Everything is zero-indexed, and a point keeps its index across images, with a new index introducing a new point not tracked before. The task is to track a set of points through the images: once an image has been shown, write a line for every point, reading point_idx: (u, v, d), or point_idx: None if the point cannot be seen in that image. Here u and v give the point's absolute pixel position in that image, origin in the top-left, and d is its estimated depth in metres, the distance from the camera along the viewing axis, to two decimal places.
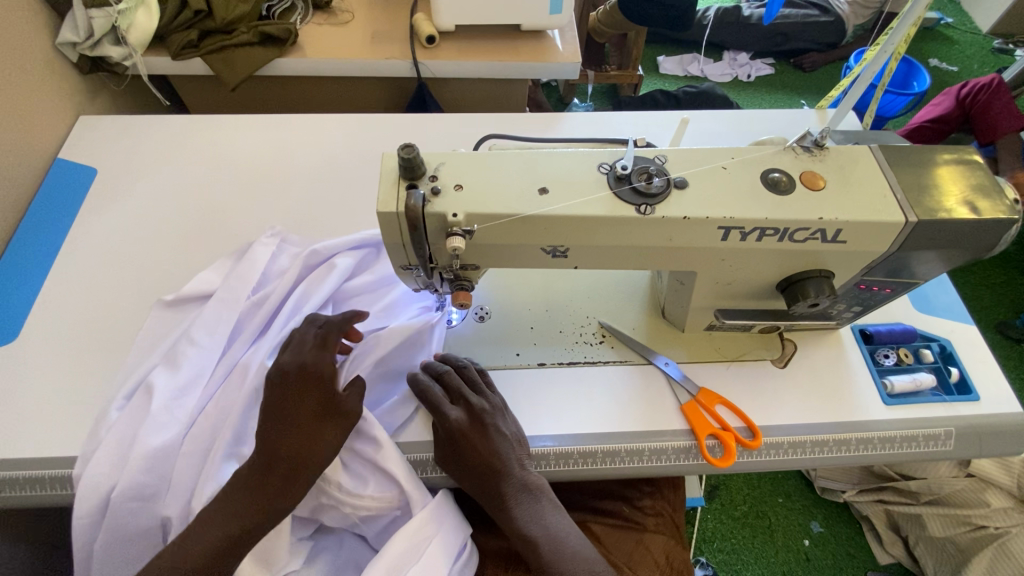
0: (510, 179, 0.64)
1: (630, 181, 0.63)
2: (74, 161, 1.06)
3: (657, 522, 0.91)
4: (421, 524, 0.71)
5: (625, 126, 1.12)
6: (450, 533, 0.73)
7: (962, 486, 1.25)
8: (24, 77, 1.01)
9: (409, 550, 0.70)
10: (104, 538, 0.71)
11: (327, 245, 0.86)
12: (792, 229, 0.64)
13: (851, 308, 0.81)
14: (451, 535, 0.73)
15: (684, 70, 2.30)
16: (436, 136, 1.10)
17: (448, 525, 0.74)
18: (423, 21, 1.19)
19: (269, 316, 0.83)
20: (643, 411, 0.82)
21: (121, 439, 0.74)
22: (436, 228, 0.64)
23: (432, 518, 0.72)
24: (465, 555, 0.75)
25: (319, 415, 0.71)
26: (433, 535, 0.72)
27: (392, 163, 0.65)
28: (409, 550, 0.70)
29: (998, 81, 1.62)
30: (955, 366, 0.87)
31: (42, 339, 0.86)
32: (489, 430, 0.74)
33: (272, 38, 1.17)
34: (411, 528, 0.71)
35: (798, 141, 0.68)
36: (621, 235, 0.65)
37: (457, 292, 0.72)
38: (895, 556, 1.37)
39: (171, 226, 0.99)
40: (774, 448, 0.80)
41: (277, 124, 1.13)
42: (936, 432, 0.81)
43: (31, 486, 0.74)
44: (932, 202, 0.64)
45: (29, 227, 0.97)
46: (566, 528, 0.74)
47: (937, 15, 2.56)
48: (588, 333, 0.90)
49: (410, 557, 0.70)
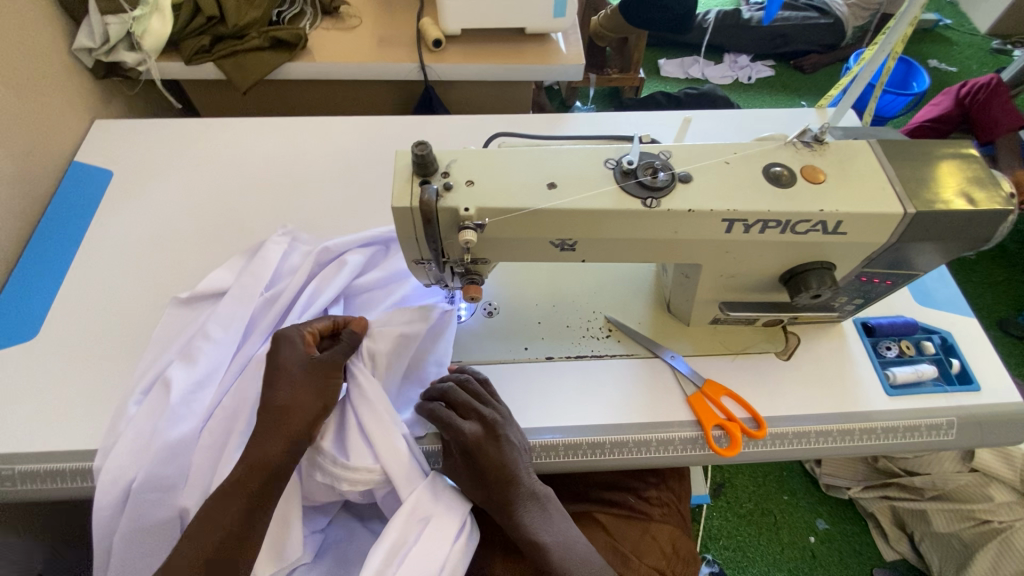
0: (518, 174, 0.66)
1: (636, 176, 0.65)
2: (90, 164, 1.09)
3: (663, 512, 0.93)
4: (409, 510, 0.72)
5: (628, 126, 1.14)
6: (448, 510, 0.74)
7: (966, 481, 1.26)
8: (42, 81, 1.04)
9: (407, 531, 0.71)
10: (125, 529, 0.73)
11: (338, 243, 0.88)
12: (793, 222, 0.66)
13: (853, 300, 0.82)
14: (449, 511, 0.74)
15: (685, 73, 2.33)
16: (444, 137, 1.13)
17: (444, 501, 0.74)
18: (430, 26, 1.22)
19: (282, 312, 0.85)
20: (649, 403, 0.84)
21: (139, 433, 0.75)
22: (448, 222, 0.66)
23: (425, 497, 0.73)
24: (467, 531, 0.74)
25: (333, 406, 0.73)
26: (425, 518, 0.72)
27: (405, 160, 0.67)
28: (406, 532, 0.71)
29: (996, 80, 1.63)
30: (955, 357, 0.88)
31: (61, 336, 0.88)
32: (503, 444, 0.75)
33: (282, 43, 1.19)
34: (405, 508, 0.72)
35: (798, 137, 0.70)
36: (627, 228, 0.67)
37: (468, 286, 0.74)
38: (901, 552, 1.38)
39: (185, 226, 1.01)
40: (780, 438, 0.81)
41: (288, 126, 1.16)
42: (939, 422, 0.83)
43: (53, 478, 0.76)
44: (930, 195, 0.66)
45: (47, 228, 1.00)
46: (572, 534, 0.77)
47: (936, 16, 2.58)
48: (594, 327, 0.91)
49: (408, 538, 0.71)
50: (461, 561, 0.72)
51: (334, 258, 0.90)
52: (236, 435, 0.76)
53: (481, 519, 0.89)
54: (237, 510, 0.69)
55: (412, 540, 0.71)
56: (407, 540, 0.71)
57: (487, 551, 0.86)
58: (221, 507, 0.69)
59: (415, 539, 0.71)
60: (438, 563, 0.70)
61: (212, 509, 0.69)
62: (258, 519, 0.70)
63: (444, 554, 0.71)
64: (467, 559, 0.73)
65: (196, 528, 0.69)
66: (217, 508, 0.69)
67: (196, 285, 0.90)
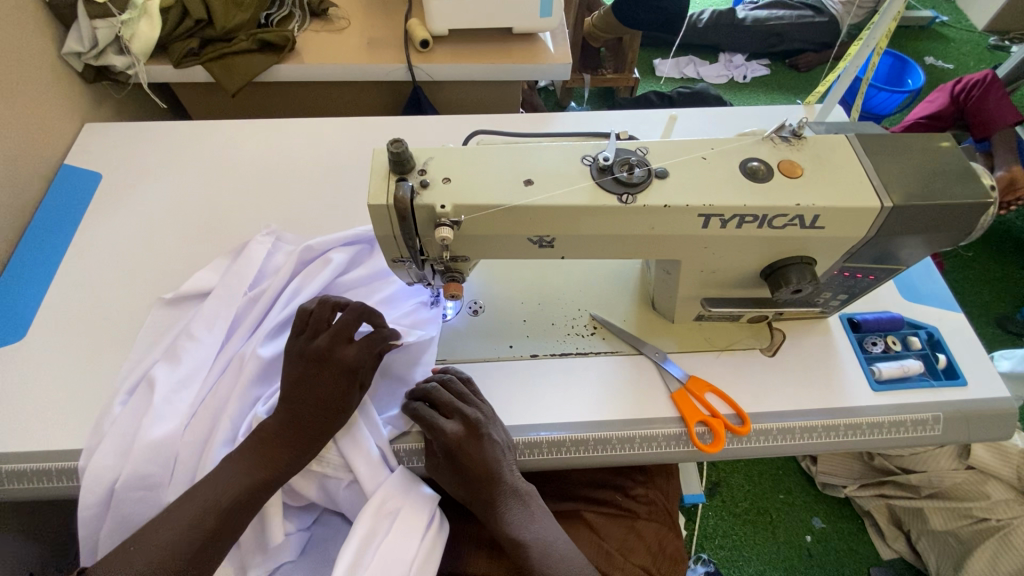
0: (495, 171, 0.67)
1: (612, 172, 0.66)
2: (80, 166, 1.10)
3: (649, 510, 0.93)
4: (380, 505, 0.73)
5: (614, 125, 1.14)
6: (416, 507, 0.74)
7: (961, 478, 1.25)
8: (31, 85, 1.05)
9: (378, 523, 0.73)
10: (109, 526, 0.73)
11: (320, 241, 0.89)
12: (770, 216, 0.66)
13: (838, 295, 0.82)
14: (417, 506, 0.74)
15: (680, 73, 2.33)
16: (431, 137, 1.13)
17: (413, 498, 0.75)
18: (418, 26, 1.22)
19: (265, 310, 0.85)
20: (634, 400, 0.84)
21: (123, 432, 0.75)
22: (425, 219, 0.66)
23: (392, 492, 0.74)
24: (436, 525, 0.75)
25: (336, 404, 0.76)
26: (395, 513, 0.73)
27: (382, 158, 0.67)
28: (378, 524, 0.73)
29: (991, 76, 1.62)
30: (943, 352, 0.88)
31: (47, 337, 0.88)
32: (484, 443, 0.75)
33: (270, 45, 1.20)
34: (373, 503, 0.73)
35: (776, 132, 0.70)
36: (604, 225, 0.67)
37: (449, 283, 0.74)
38: (898, 551, 1.37)
39: (172, 228, 1.02)
40: (763, 435, 0.81)
41: (276, 128, 1.16)
42: (925, 418, 0.82)
43: (38, 478, 0.77)
44: (909, 188, 0.65)
45: (36, 230, 1.00)
46: (554, 532, 0.77)
47: (933, 13, 2.57)
48: (579, 325, 0.91)
49: (379, 531, 0.73)
50: (431, 555, 0.73)
51: (319, 256, 0.90)
52: (221, 433, 0.76)
53: (466, 518, 0.89)
54: (217, 502, 0.71)
55: (383, 533, 0.72)
56: (377, 535, 0.72)
57: (470, 550, 0.86)
58: (209, 503, 0.70)
59: (385, 532, 0.73)
60: (408, 556, 0.71)
61: (192, 497, 0.71)
62: (250, 510, 0.73)
63: (415, 547, 0.72)
64: (437, 552, 0.74)
65: (170, 520, 0.70)
66: (195, 499, 0.71)
67: (180, 286, 0.91)
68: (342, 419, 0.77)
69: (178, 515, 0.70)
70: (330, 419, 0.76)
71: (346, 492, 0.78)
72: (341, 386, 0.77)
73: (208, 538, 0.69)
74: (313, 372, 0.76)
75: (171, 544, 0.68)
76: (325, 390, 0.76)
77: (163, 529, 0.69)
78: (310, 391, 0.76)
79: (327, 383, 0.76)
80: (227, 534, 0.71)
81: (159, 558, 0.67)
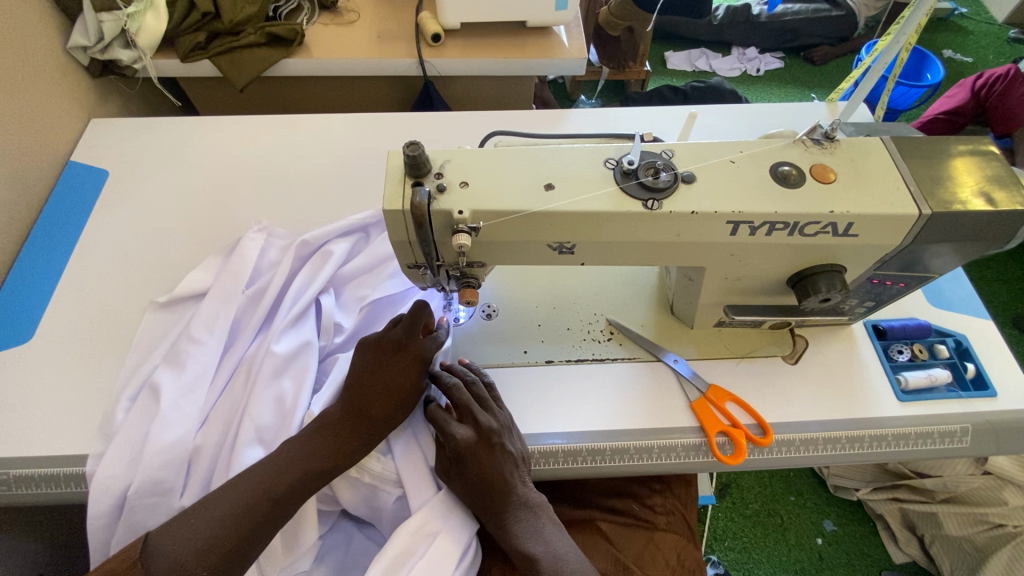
0: (515, 174, 0.64)
1: (637, 177, 0.63)
2: (88, 164, 1.08)
3: (668, 520, 0.91)
4: (421, 523, 0.72)
5: (630, 121, 1.11)
6: (455, 532, 0.73)
7: (979, 484, 1.22)
8: (38, 79, 1.03)
9: (414, 544, 0.71)
10: (123, 535, 0.72)
11: (316, 235, 0.88)
12: (802, 224, 0.63)
13: (863, 303, 0.79)
14: (455, 534, 0.73)
15: (692, 66, 2.28)
16: (441, 135, 1.10)
17: (453, 521, 0.74)
18: (428, 20, 1.19)
19: (269, 308, 0.84)
20: (653, 409, 0.81)
21: (132, 439, 0.74)
22: (442, 224, 0.64)
23: (434, 513, 0.73)
24: (469, 558, 0.74)
25: (400, 386, 0.77)
26: (434, 537, 0.72)
27: (397, 160, 0.65)
28: (413, 546, 0.71)
29: (1014, 71, 1.57)
30: (971, 361, 0.85)
31: (54, 339, 0.87)
32: (496, 453, 0.73)
33: (279, 39, 1.17)
34: (414, 521, 0.72)
35: (808, 134, 0.68)
36: (628, 231, 0.65)
37: (464, 290, 0.71)
38: (911, 555, 1.34)
39: (180, 226, 1.00)
40: (787, 446, 0.78)
41: (285, 125, 1.14)
42: (952, 429, 0.79)
43: (47, 484, 0.75)
44: (946, 194, 0.62)
45: (43, 229, 0.98)
46: (565, 543, 0.76)
47: (952, 4, 2.51)
48: (595, 330, 0.89)
49: (413, 553, 0.71)
50: None
51: (316, 250, 0.89)
52: (245, 432, 0.74)
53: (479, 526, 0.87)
54: (265, 490, 0.69)
55: (417, 556, 0.71)
56: (414, 553, 0.71)
57: (487, 559, 0.85)
58: (248, 486, 0.69)
59: (421, 553, 0.71)
60: None
61: (225, 490, 0.69)
62: (296, 496, 0.71)
63: None
64: None
65: (211, 504, 0.68)
66: (231, 490, 0.69)
67: (175, 288, 0.89)
68: (388, 405, 0.76)
69: (214, 506, 0.68)
70: (394, 408, 0.76)
71: (395, 505, 0.77)
72: (413, 374, 0.78)
73: (254, 527, 0.67)
74: (387, 356, 0.78)
75: (222, 529, 0.66)
76: (394, 371, 0.77)
77: (207, 513, 0.67)
78: (370, 380, 0.77)
79: (402, 370, 0.78)
80: (272, 520, 0.69)
81: (204, 540, 0.65)
